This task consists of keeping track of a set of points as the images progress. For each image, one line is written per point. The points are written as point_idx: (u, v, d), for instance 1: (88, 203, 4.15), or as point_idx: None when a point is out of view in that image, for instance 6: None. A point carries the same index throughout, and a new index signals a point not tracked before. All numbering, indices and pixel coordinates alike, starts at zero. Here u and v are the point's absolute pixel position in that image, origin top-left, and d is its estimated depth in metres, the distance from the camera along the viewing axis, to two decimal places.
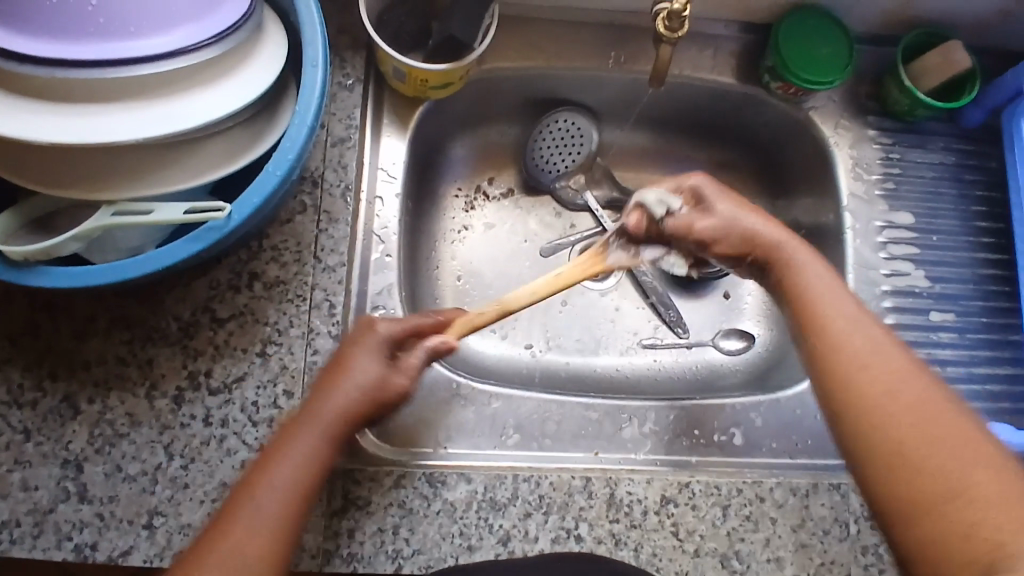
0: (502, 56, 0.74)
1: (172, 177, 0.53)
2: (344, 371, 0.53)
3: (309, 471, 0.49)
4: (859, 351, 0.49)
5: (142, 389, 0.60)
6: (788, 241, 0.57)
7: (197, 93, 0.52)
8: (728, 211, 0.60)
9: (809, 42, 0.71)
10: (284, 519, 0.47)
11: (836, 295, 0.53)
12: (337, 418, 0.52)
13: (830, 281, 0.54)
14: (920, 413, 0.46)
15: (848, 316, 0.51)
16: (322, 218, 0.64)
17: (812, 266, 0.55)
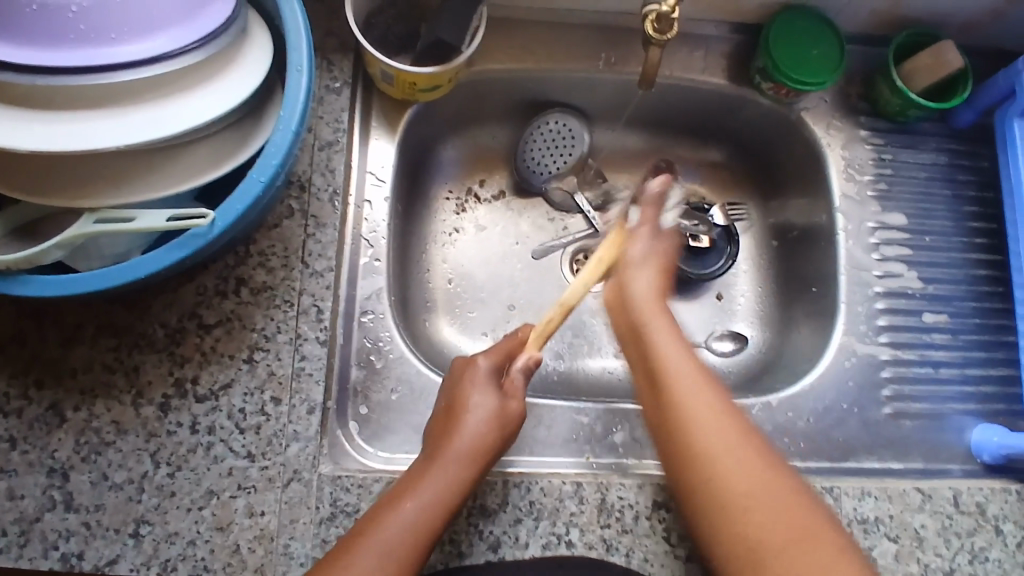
0: (492, 58, 0.73)
1: (155, 184, 0.53)
2: (469, 412, 0.59)
3: (439, 503, 0.54)
4: (701, 417, 0.53)
5: (128, 397, 0.60)
6: (650, 305, 0.59)
7: (181, 98, 0.52)
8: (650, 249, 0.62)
9: (800, 43, 0.70)
10: (412, 545, 0.52)
11: (684, 363, 0.56)
12: (464, 455, 0.56)
13: (679, 346, 0.57)
14: (749, 473, 0.51)
15: (690, 384, 0.55)
16: (309, 222, 0.64)
17: (661, 330, 0.58)
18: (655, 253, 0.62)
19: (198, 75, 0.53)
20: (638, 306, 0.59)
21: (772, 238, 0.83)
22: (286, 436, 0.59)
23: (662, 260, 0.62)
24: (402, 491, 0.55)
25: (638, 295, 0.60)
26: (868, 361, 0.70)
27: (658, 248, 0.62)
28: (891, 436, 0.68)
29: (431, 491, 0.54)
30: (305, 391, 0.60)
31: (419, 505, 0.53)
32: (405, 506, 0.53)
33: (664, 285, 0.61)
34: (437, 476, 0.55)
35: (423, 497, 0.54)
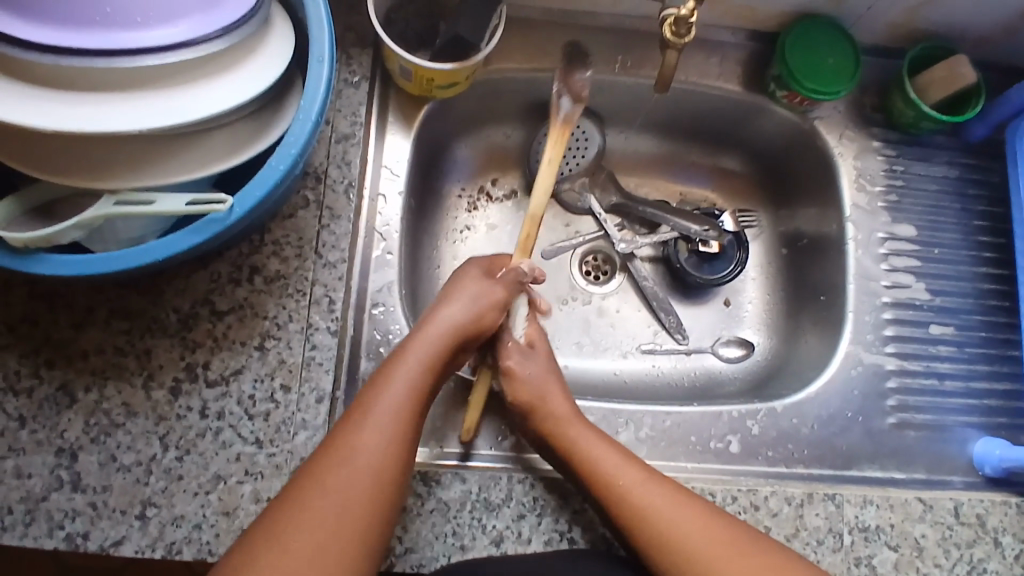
0: (508, 57, 0.74)
1: (174, 169, 0.53)
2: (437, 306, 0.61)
3: (416, 382, 0.56)
4: (626, 483, 0.58)
5: (139, 379, 0.60)
6: (570, 421, 0.62)
7: (204, 84, 0.52)
8: (538, 374, 0.64)
9: (814, 52, 0.71)
10: (394, 430, 0.54)
11: (599, 447, 0.60)
12: (437, 337, 0.59)
13: (603, 445, 0.60)
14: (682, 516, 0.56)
15: (610, 462, 0.59)
16: (324, 213, 0.64)
17: (585, 434, 0.61)
18: (543, 374, 0.65)
19: (221, 64, 0.53)
20: (550, 412, 0.62)
21: (781, 246, 0.83)
22: (295, 424, 0.60)
23: (546, 376, 0.65)
24: (380, 379, 0.56)
25: (552, 417, 0.62)
26: (873, 370, 0.70)
27: (540, 367, 0.65)
28: (893, 447, 0.69)
29: (408, 368, 0.57)
30: (315, 380, 0.61)
31: (396, 385, 0.56)
32: (385, 389, 0.55)
33: (570, 399, 0.64)
34: (412, 356, 0.58)
35: (402, 379, 0.56)
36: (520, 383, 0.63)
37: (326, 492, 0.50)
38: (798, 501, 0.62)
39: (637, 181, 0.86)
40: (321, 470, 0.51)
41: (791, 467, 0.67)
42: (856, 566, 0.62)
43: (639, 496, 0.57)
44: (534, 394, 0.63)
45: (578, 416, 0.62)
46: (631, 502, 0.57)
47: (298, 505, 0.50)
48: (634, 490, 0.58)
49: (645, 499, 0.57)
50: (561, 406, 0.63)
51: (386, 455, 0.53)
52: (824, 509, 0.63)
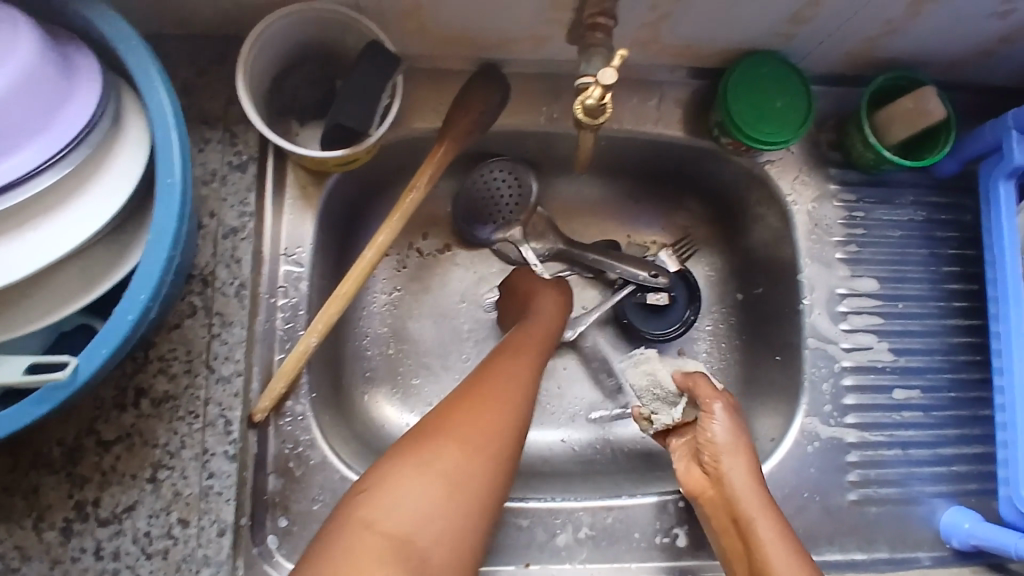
0: (419, 116, 0.64)
1: (28, 313, 0.47)
2: (538, 301, 0.68)
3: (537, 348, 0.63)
4: None
5: (27, 521, 0.55)
6: (757, 498, 0.57)
7: (40, 221, 0.45)
8: (731, 433, 0.60)
9: (760, 95, 0.63)
10: (517, 403, 0.56)
11: (773, 538, 0.55)
12: (548, 322, 0.66)
13: (789, 547, 0.54)
14: None
15: (782, 557, 0.54)
16: (213, 321, 0.58)
17: (768, 523, 0.55)
18: (738, 437, 0.60)
19: (58, 192, 0.46)
20: (728, 468, 0.58)
21: (737, 290, 0.77)
22: (196, 561, 0.55)
23: (747, 445, 0.60)
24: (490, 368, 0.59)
25: (740, 492, 0.57)
26: (831, 444, 0.65)
27: (738, 430, 0.60)
28: (855, 524, 0.64)
29: (532, 340, 0.63)
30: (215, 512, 0.56)
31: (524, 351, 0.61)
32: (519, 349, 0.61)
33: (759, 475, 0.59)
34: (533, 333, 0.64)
35: (520, 365, 0.59)
36: (711, 428, 0.60)
37: (482, 405, 0.55)
38: None
39: (581, 228, 0.78)
40: (450, 425, 0.53)
41: None
42: None
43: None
44: (734, 452, 0.59)
45: (766, 495, 0.57)
46: None
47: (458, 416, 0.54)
48: None
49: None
50: (744, 470, 0.58)
51: (511, 427, 0.55)
52: None
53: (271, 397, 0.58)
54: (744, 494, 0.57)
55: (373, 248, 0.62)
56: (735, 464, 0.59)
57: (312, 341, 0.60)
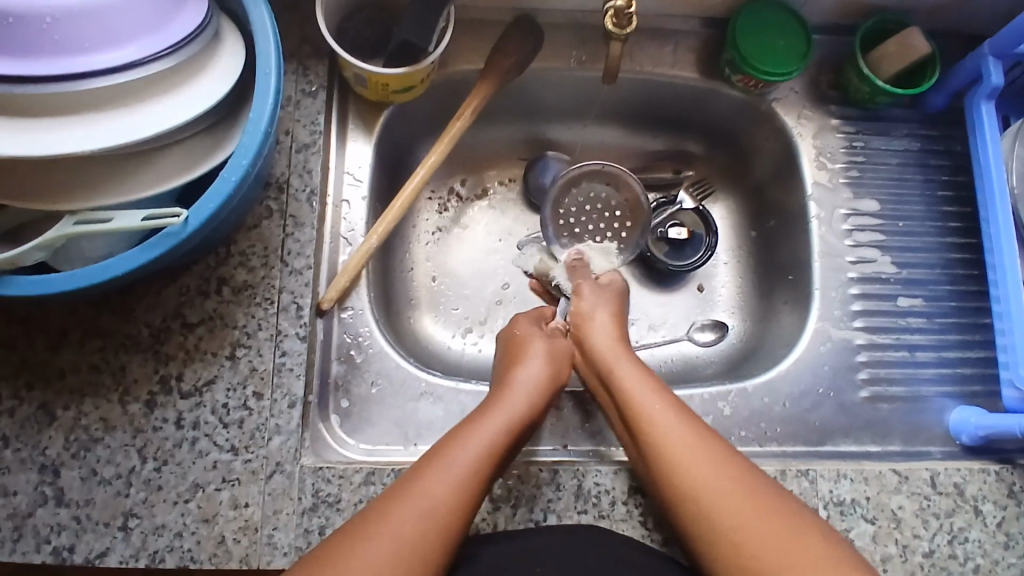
0: (463, 59, 0.73)
1: (132, 187, 0.54)
2: (506, 388, 0.63)
3: (490, 444, 0.57)
4: (655, 415, 0.60)
5: (115, 395, 0.61)
6: (614, 346, 0.68)
7: (156, 100, 0.53)
8: (595, 300, 0.73)
9: (765, 34, 0.71)
10: (451, 502, 0.53)
11: (631, 374, 0.64)
12: (526, 399, 0.62)
13: (644, 378, 0.64)
14: (695, 451, 0.57)
15: (642, 387, 0.62)
16: (287, 222, 0.65)
17: (624, 366, 0.65)
18: (602, 301, 0.73)
19: (171, 79, 0.54)
20: (584, 327, 0.70)
21: (750, 228, 0.84)
22: (268, 430, 0.61)
23: (614, 313, 0.72)
24: (430, 463, 0.55)
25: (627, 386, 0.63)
26: (843, 345, 0.71)
27: (601, 300, 0.73)
28: (868, 420, 0.69)
29: (483, 435, 0.57)
30: (286, 386, 0.62)
31: (469, 451, 0.56)
32: (460, 451, 0.56)
33: (620, 332, 0.70)
34: (481, 432, 0.58)
35: (464, 460, 0.55)
36: (581, 300, 0.73)
37: (404, 523, 0.51)
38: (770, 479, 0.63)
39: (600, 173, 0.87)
40: (363, 538, 0.50)
41: (765, 445, 0.68)
42: None
43: (706, 482, 0.55)
44: (597, 318, 0.71)
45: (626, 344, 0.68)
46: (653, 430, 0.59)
47: (369, 533, 0.51)
48: (655, 418, 0.60)
49: (712, 484, 0.55)
50: (607, 328, 0.70)
51: (442, 530, 0.52)
52: (798, 485, 0.64)
53: (337, 289, 0.66)
54: (600, 346, 0.68)
55: (424, 167, 0.71)
56: (594, 326, 0.70)
57: (373, 242, 0.68)
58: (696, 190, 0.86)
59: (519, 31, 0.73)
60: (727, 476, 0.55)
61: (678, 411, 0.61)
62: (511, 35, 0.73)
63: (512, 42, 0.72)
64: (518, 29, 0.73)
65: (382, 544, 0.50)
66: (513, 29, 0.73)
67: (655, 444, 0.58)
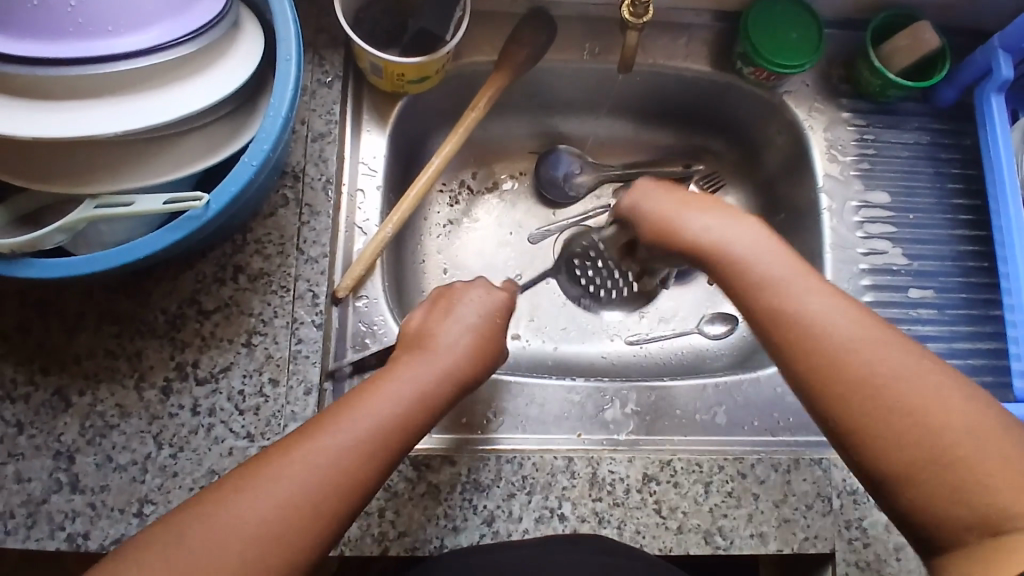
0: (476, 50, 0.74)
1: (152, 172, 0.54)
2: (421, 354, 0.55)
3: (387, 419, 0.50)
4: (827, 324, 0.49)
5: (131, 381, 0.61)
6: (716, 228, 0.57)
7: (178, 86, 0.53)
8: (668, 204, 0.61)
9: (778, 27, 0.72)
10: (350, 458, 0.47)
11: (765, 262, 0.53)
12: (447, 362, 0.55)
13: (773, 254, 0.54)
14: (897, 364, 0.47)
15: (775, 276, 0.52)
16: (303, 210, 0.65)
17: (739, 242, 0.55)
18: (679, 202, 0.60)
19: (193, 65, 0.54)
20: (673, 227, 0.59)
21: (760, 221, 0.84)
22: (284, 416, 0.61)
23: (698, 200, 0.60)
24: (336, 412, 0.50)
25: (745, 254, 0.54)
26: None
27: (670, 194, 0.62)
28: None
29: (378, 410, 0.50)
30: (302, 372, 0.62)
31: (359, 424, 0.49)
32: (367, 405, 0.50)
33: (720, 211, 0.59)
34: (390, 388, 0.52)
35: (369, 416, 0.49)
36: (651, 204, 0.62)
37: (260, 499, 0.45)
38: (784, 467, 0.63)
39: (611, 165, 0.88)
40: (253, 483, 0.46)
41: (778, 435, 0.68)
42: (848, 529, 0.62)
43: (880, 365, 0.47)
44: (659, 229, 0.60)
45: (727, 219, 0.58)
46: (836, 344, 0.48)
47: (225, 497, 0.46)
48: (822, 321, 0.49)
49: (890, 369, 0.47)
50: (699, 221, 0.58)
51: (336, 487, 0.47)
52: (812, 474, 0.63)
53: (354, 277, 0.66)
54: (697, 234, 0.57)
55: (439, 157, 0.72)
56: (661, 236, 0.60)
57: (388, 231, 0.68)
58: (706, 183, 0.86)
59: (529, 27, 0.73)
60: (926, 373, 0.47)
61: (829, 305, 0.50)
62: (516, 42, 0.72)
63: (521, 45, 0.72)
64: (530, 24, 0.73)
65: (276, 484, 0.46)
66: (526, 23, 0.73)
67: (838, 357, 0.48)
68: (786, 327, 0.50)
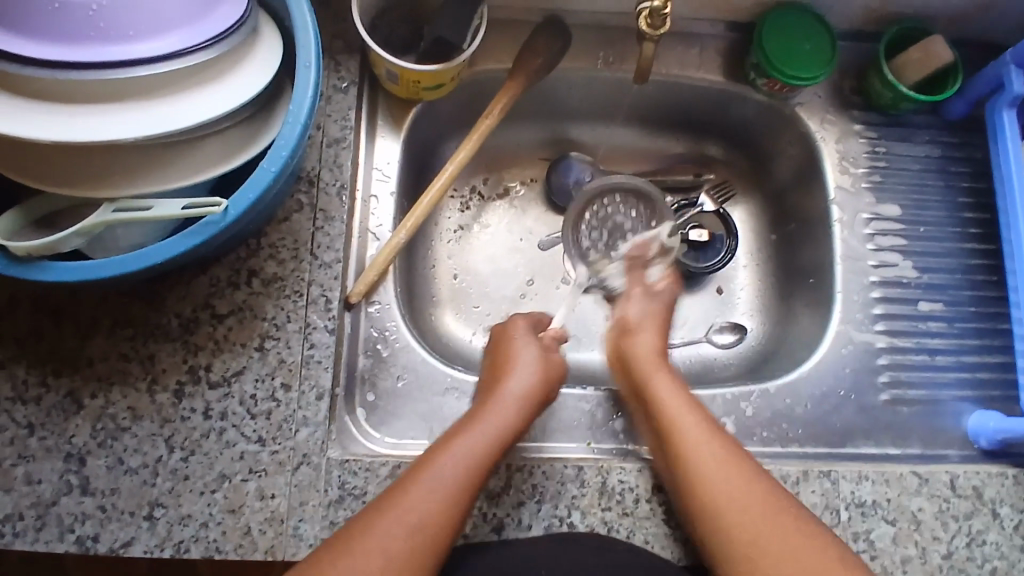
0: (490, 58, 0.74)
1: (169, 176, 0.54)
2: (499, 397, 0.62)
3: (469, 465, 0.56)
4: (704, 463, 0.59)
5: (143, 384, 0.61)
6: (650, 362, 0.68)
7: (196, 90, 0.54)
8: (641, 315, 0.73)
9: (791, 38, 0.72)
10: (438, 508, 0.53)
11: (672, 392, 0.65)
12: (509, 406, 0.61)
13: (682, 398, 0.64)
14: (742, 500, 0.57)
15: (679, 405, 0.63)
16: (317, 216, 0.66)
17: (662, 378, 0.66)
18: (649, 317, 0.73)
19: (212, 70, 0.55)
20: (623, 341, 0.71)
21: (771, 231, 0.85)
22: (296, 421, 0.61)
23: (659, 318, 0.73)
24: (420, 466, 0.56)
25: (659, 392, 0.65)
26: (864, 348, 0.72)
27: (653, 305, 0.74)
28: (888, 422, 0.70)
29: (464, 453, 0.57)
30: (314, 378, 0.62)
31: (444, 473, 0.55)
32: (445, 458, 0.56)
33: (666, 338, 0.72)
34: (465, 439, 0.58)
35: (449, 466, 0.55)
36: (630, 306, 0.74)
37: (365, 553, 0.51)
38: (794, 479, 0.64)
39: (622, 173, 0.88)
40: (358, 541, 0.51)
41: (787, 446, 0.68)
42: (856, 542, 0.63)
43: (733, 496, 0.57)
44: (646, 338, 0.71)
45: (659, 355, 0.69)
46: (692, 475, 0.59)
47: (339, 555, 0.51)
48: (688, 441, 0.60)
49: (737, 497, 0.57)
50: (643, 333, 0.71)
51: (429, 538, 0.53)
52: (820, 485, 0.64)
53: (366, 282, 0.66)
54: (648, 360, 0.68)
55: (452, 164, 0.72)
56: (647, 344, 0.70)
57: (401, 237, 0.68)
58: (717, 193, 0.85)
59: (546, 35, 0.73)
60: (765, 508, 0.56)
61: (712, 436, 0.61)
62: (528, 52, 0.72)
63: (534, 54, 0.72)
64: (546, 31, 0.74)
65: (379, 540, 0.51)
66: (541, 29, 0.74)
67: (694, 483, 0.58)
68: (678, 464, 0.60)
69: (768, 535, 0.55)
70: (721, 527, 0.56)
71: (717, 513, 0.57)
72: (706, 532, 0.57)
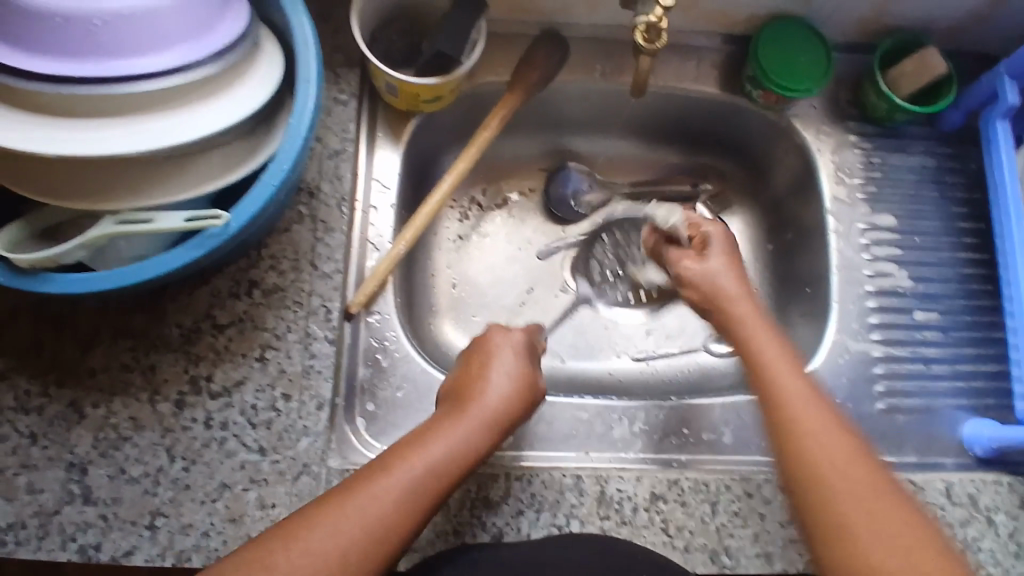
0: (490, 69, 0.75)
1: (171, 190, 0.55)
2: (478, 401, 0.59)
3: (433, 471, 0.53)
4: (809, 422, 0.55)
5: (145, 395, 0.62)
6: (739, 295, 0.64)
7: (199, 105, 0.54)
8: (718, 266, 0.66)
9: (786, 51, 0.73)
10: (396, 507, 0.51)
11: (772, 347, 0.60)
12: (488, 412, 0.59)
13: (783, 349, 0.60)
14: (845, 462, 0.53)
15: (776, 358, 0.59)
16: (318, 227, 0.66)
17: (766, 338, 0.61)
18: (725, 264, 0.66)
19: (214, 85, 0.55)
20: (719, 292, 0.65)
21: (767, 241, 0.85)
22: (296, 431, 0.62)
23: (739, 267, 0.66)
24: (390, 459, 0.54)
25: (759, 345, 0.60)
26: (860, 357, 0.72)
27: (726, 253, 0.68)
28: (884, 431, 0.70)
29: (432, 454, 0.54)
30: (314, 388, 0.63)
31: (411, 472, 0.53)
32: (420, 454, 0.54)
33: (744, 275, 0.66)
34: (437, 441, 0.55)
35: (417, 467, 0.53)
36: (698, 263, 0.67)
37: (320, 537, 0.48)
38: None
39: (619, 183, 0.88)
40: (309, 526, 0.49)
41: None
42: None
43: (823, 457, 0.53)
44: (707, 289, 0.65)
45: (746, 292, 0.64)
46: (796, 426, 0.55)
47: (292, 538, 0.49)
48: (788, 402, 0.56)
49: (830, 456, 0.53)
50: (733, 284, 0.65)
51: (382, 538, 0.50)
52: None
53: (365, 293, 0.67)
54: (742, 310, 0.63)
55: (451, 175, 0.72)
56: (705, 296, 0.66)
57: (401, 248, 0.69)
58: (715, 204, 0.87)
59: (545, 48, 0.74)
60: (863, 475, 0.52)
61: (812, 397, 0.56)
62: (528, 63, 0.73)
63: (534, 66, 0.73)
64: (546, 43, 0.75)
65: (333, 528, 0.49)
66: (540, 41, 0.75)
67: (808, 443, 0.54)
68: (782, 423, 0.55)
69: (865, 509, 0.51)
70: (813, 486, 0.52)
71: (817, 483, 0.52)
72: (806, 488, 0.53)
